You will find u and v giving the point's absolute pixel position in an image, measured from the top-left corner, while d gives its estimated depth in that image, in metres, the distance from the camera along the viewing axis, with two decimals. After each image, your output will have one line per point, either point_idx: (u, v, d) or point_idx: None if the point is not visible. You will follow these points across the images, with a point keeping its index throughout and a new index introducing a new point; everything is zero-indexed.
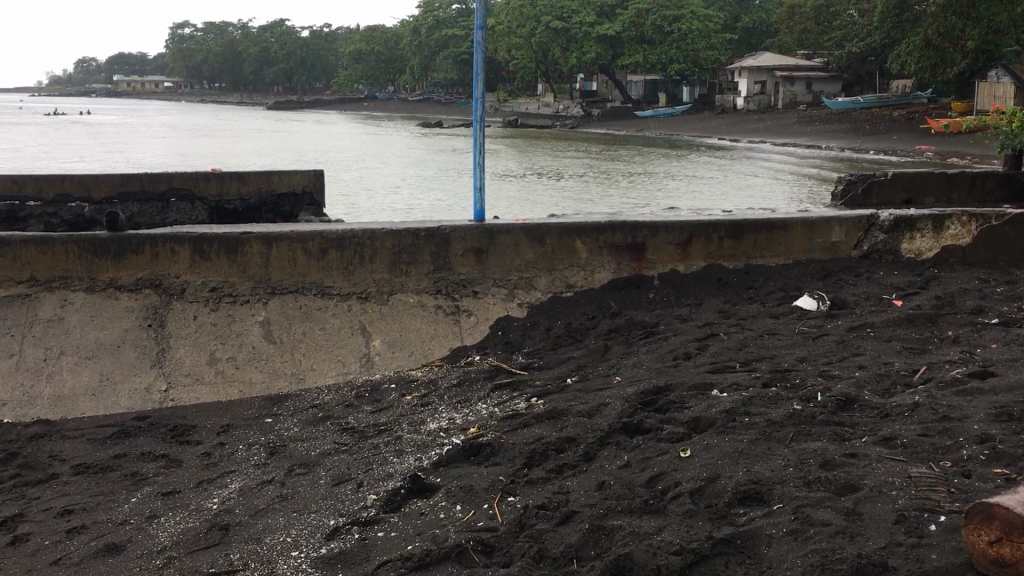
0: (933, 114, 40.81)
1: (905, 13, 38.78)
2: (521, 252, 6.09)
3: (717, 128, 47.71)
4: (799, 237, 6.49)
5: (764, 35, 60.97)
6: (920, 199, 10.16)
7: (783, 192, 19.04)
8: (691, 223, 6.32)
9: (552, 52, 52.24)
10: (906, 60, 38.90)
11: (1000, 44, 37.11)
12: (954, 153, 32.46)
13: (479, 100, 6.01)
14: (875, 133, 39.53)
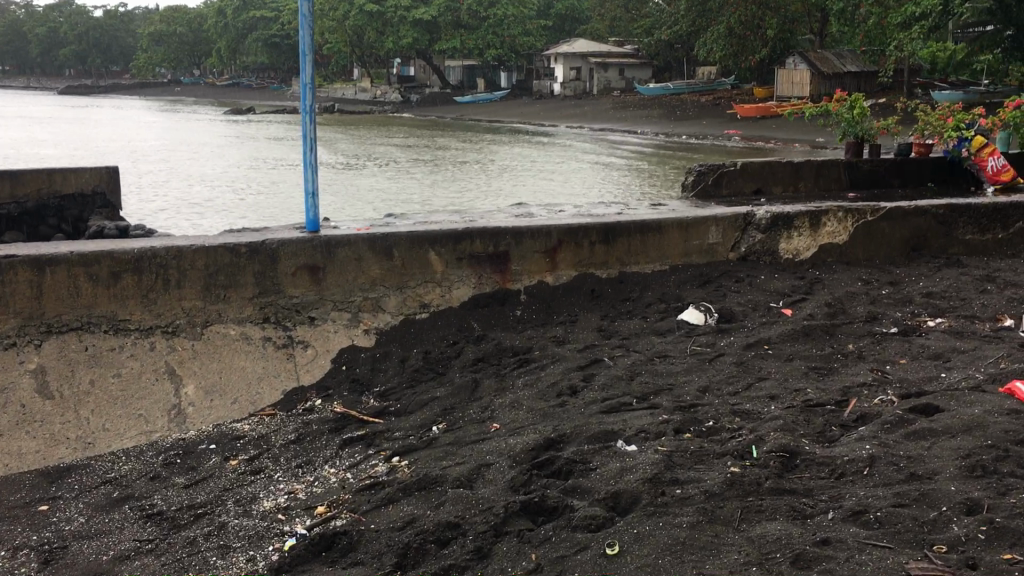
0: (738, 100, 42.31)
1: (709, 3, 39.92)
2: (364, 269, 5.15)
3: (536, 114, 47.74)
4: (674, 240, 5.85)
5: (576, 22, 61.68)
6: (768, 189, 9.83)
7: (611, 179, 18.74)
8: (558, 228, 5.56)
9: (367, 36, 50.66)
10: (711, 49, 40.10)
11: (795, 33, 38.77)
12: (761, 136, 33.59)
13: (308, 86, 4.98)
14: (687, 118, 40.54)
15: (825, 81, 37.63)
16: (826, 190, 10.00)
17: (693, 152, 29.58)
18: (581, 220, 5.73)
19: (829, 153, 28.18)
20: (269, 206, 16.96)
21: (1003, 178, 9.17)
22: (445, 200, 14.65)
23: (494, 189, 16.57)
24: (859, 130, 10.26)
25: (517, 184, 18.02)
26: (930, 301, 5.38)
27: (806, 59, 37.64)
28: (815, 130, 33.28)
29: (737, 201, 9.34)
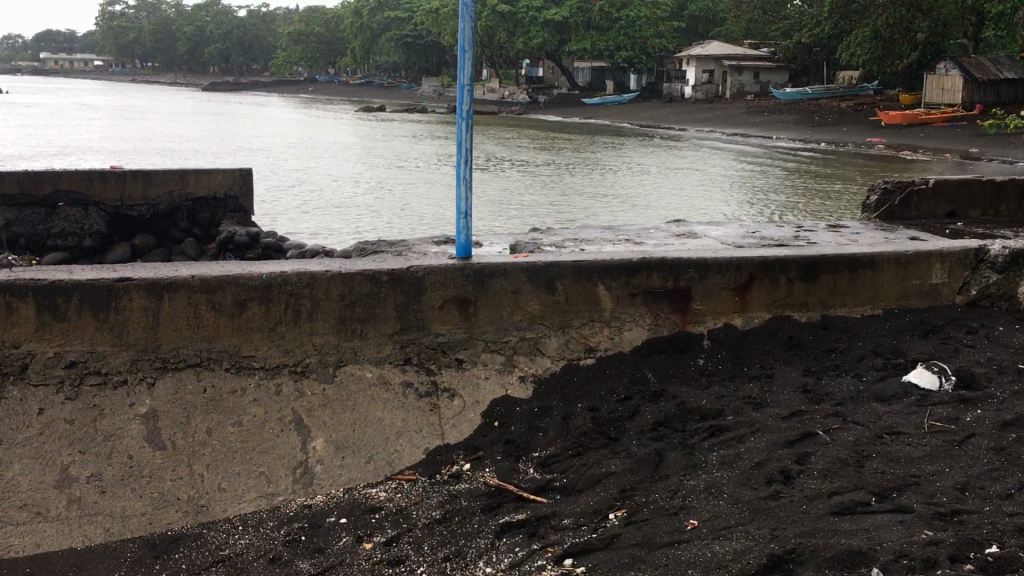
0: (882, 106, 39.94)
1: (854, 5, 37.80)
2: (522, 304, 4.37)
3: (666, 117, 46.35)
4: (889, 279, 4.85)
5: (709, 24, 59.78)
6: (964, 211, 8.59)
7: (752, 192, 17.56)
8: (751, 261, 4.65)
9: (497, 37, 50.30)
10: (854, 53, 37.96)
11: (948, 36, 36.25)
12: (908, 145, 31.43)
13: (466, 88, 4.22)
14: (827, 124, 38.47)
15: (979, 88, 35.01)
16: None
17: (833, 160, 27.92)
18: (777, 251, 4.80)
19: (983, 166, 26.08)
20: (396, 205, 16.51)
21: None
22: (577, 209, 13.86)
23: (630, 197, 15.65)
24: None
25: (653, 192, 17.01)
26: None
27: (959, 62, 34.98)
28: (968, 140, 30.91)
29: (929, 226, 8.18)
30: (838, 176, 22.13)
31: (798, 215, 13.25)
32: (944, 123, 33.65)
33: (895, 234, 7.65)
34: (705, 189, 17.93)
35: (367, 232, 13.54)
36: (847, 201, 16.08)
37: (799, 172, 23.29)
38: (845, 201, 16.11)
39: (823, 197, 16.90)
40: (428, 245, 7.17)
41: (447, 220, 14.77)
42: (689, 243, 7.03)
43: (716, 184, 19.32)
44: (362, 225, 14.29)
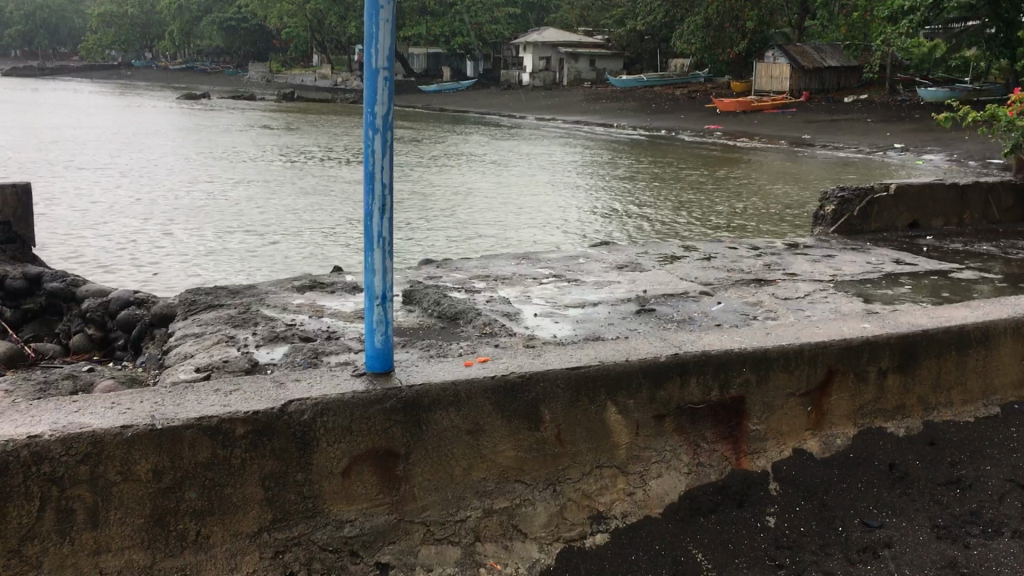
0: (715, 93, 39.68)
1: None
2: (485, 449, 2.53)
3: (505, 104, 44.71)
4: (1005, 359, 3.26)
5: (542, 11, 58.33)
6: (926, 222, 7.29)
7: (617, 184, 16.03)
8: (831, 349, 2.95)
9: (327, 21, 47.13)
10: (683, 40, 37.36)
11: (772, 24, 36.18)
12: (740, 132, 30.86)
13: (378, 74, 2.33)
14: (663, 111, 37.75)
15: (806, 76, 34.99)
16: (995, 223, 7.55)
17: (682, 149, 26.97)
18: (855, 327, 3.13)
19: (817, 153, 25.55)
20: (221, 203, 14.00)
21: None
22: (436, 211, 11.89)
23: (491, 197, 13.81)
24: None
25: (511, 188, 15.22)
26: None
27: (785, 51, 34.72)
28: (799, 125, 30.60)
29: (895, 241, 6.83)
30: (691, 165, 20.90)
31: (681, 217, 11.76)
32: (776, 110, 33.35)
33: (873, 256, 6.19)
34: (566, 183, 16.25)
35: (184, 238, 11.08)
36: (719, 196, 14.76)
37: (650, 161, 21.96)
38: (716, 195, 14.83)
39: (693, 190, 15.54)
40: (287, 294, 5.16)
41: (283, 219, 12.46)
42: (639, 281, 5.33)
43: (575, 176, 17.67)
44: (177, 227, 11.80)
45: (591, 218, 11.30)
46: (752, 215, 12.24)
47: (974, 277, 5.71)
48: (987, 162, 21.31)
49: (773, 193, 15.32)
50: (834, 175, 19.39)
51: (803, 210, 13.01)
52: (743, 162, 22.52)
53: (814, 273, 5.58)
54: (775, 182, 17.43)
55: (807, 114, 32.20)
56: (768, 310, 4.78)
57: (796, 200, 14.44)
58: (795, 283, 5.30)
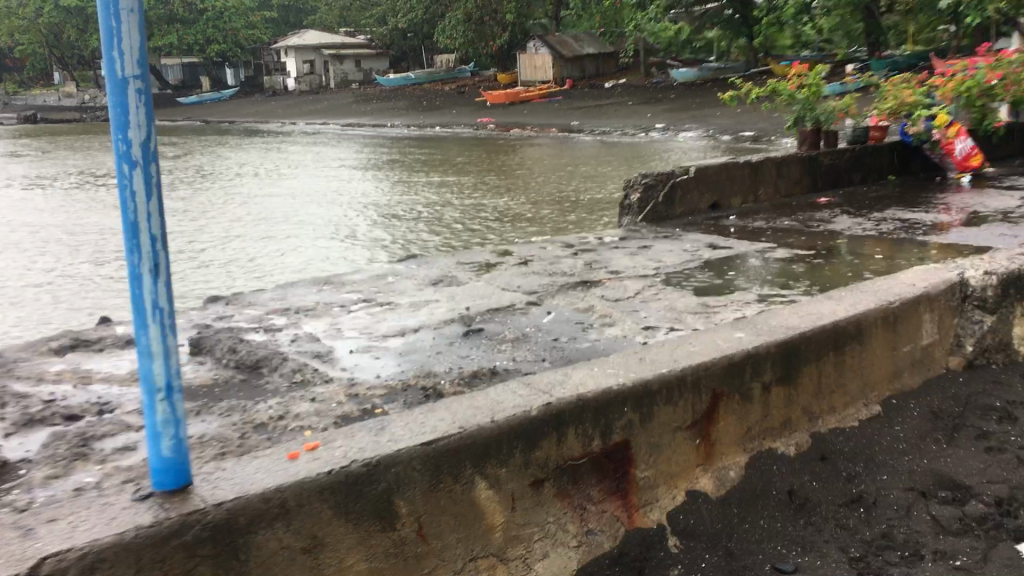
0: (483, 87, 39.74)
1: None
2: (330, 568, 1.93)
3: (272, 112, 42.79)
4: (880, 352, 3.00)
5: (299, 13, 56.38)
6: (727, 201, 7.25)
7: (401, 185, 15.42)
8: (713, 370, 2.56)
9: (63, 35, 43.21)
10: (447, 36, 37.08)
11: (532, 15, 36.61)
12: (513, 123, 30.95)
13: (128, 86, 1.69)
14: (435, 107, 37.38)
15: (567, 65, 35.77)
16: (788, 196, 7.62)
17: (458, 143, 26.76)
18: (731, 338, 2.77)
19: (589, 137, 25.96)
20: None
21: (972, 163, 8.28)
22: (210, 233, 10.85)
23: (269, 211, 12.84)
24: (819, 115, 7.81)
25: (290, 199, 14.27)
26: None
27: (545, 41, 35.21)
28: (567, 112, 31.16)
29: (703, 225, 6.71)
30: (472, 159, 20.58)
31: (470, 212, 11.40)
32: (543, 99, 33.86)
33: (688, 243, 6.01)
34: (346, 187, 15.49)
35: None
36: (503, 187, 14.53)
37: (427, 158, 21.51)
38: (500, 187, 14.61)
39: (479, 184, 15.19)
40: (39, 360, 4.23)
41: (31, 256, 10.96)
42: (459, 298, 4.82)
43: (354, 179, 16.92)
44: None
45: (382, 224, 10.67)
46: (540, 204, 12.08)
47: (788, 254, 5.63)
48: (743, 134, 22.46)
49: (554, 180, 15.30)
50: (612, 158, 19.69)
51: (588, 195, 13.03)
52: (519, 151, 22.54)
53: (638, 268, 5.31)
54: (553, 169, 17.49)
55: (573, 101, 32.91)
56: (603, 317, 4.43)
57: (580, 185, 14.46)
58: (623, 282, 4.99)
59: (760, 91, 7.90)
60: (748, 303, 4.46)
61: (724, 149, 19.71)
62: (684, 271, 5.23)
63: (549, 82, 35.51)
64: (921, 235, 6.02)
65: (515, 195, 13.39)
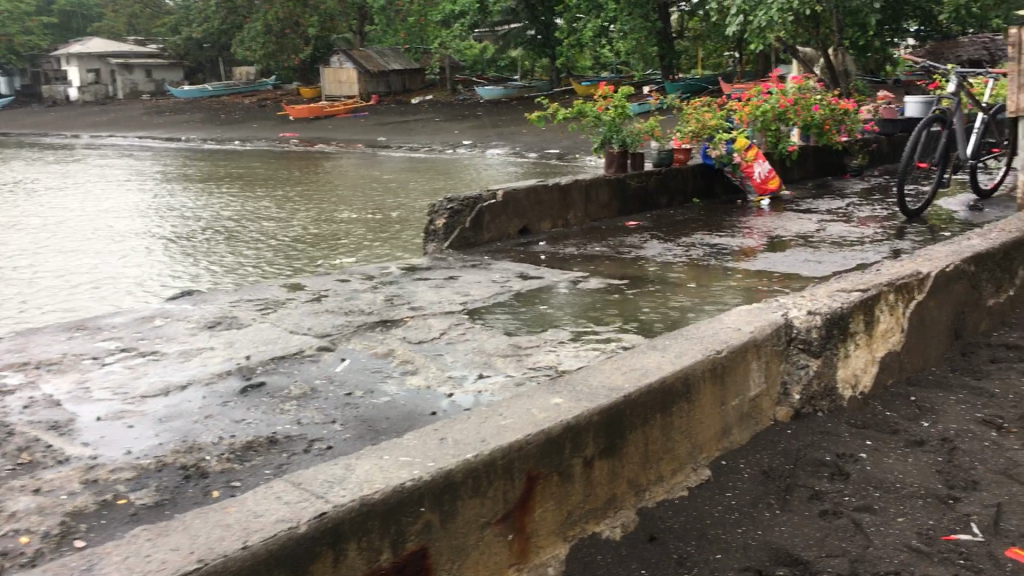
0: (285, 101, 38.28)
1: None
2: None
3: (51, 123, 39.44)
4: (708, 408, 2.70)
5: (83, 19, 52.51)
6: (536, 226, 6.98)
7: (193, 202, 14.31)
8: (525, 449, 2.15)
9: None
10: (246, 47, 35.45)
11: (335, 28, 35.62)
12: (316, 138, 29.84)
13: None
14: (234, 121, 35.58)
15: (372, 80, 34.95)
16: (597, 219, 7.45)
17: (258, 157, 25.39)
18: (546, 404, 2.37)
19: (396, 153, 25.36)
20: None
21: (771, 186, 8.43)
22: None
23: (37, 231, 11.48)
24: (625, 138, 7.72)
25: (64, 217, 12.88)
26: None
27: (350, 55, 34.25)
28: (373, 127, 30.41)
29: (512, 251, 6.39)
30: (273, 175, 19.55)
31: (268, 232, 10.58)
32: (347, 114, 32.84)
33: (496, 272, 5.64)
34: (131, 204, 14.21)
35: None
36: (304, 205, 13.70)
37: (222, 173, 20.18)
38: (302, 205, 13.77)
39: (279, 201, 14.32)
40: None
41: None
42: (239, 344, 4.22)
43: (140, 196, 15.57)
44: None
45: (167, 246, 9.70)
46: (344, 222, 11.41)
47: (600, 283, 5.36)
48: (548, 152, 22.60)
49: (360, 197, 14.63)
50: (420, 174, 19.24)
51: (395, 212, 12.46)
52: (323, 167, 21.62)
53: (442, 303, 4.89)
54: (359, 185, 16.80)
55: (378, 117, 32.11)
56: (404, 364, 3.97)
57: (386, 202, 13.86)
58: (426, 320, 4.55)
59: (567, 112, 7.70)
60: (559, 345, 4.13)
61: (530, 167, 19.68)
62: (493, 305, 4.86)
63: (354, 97, 34.55)
64: (728, 261, 5.93)
65: (317, 213, 12.66)
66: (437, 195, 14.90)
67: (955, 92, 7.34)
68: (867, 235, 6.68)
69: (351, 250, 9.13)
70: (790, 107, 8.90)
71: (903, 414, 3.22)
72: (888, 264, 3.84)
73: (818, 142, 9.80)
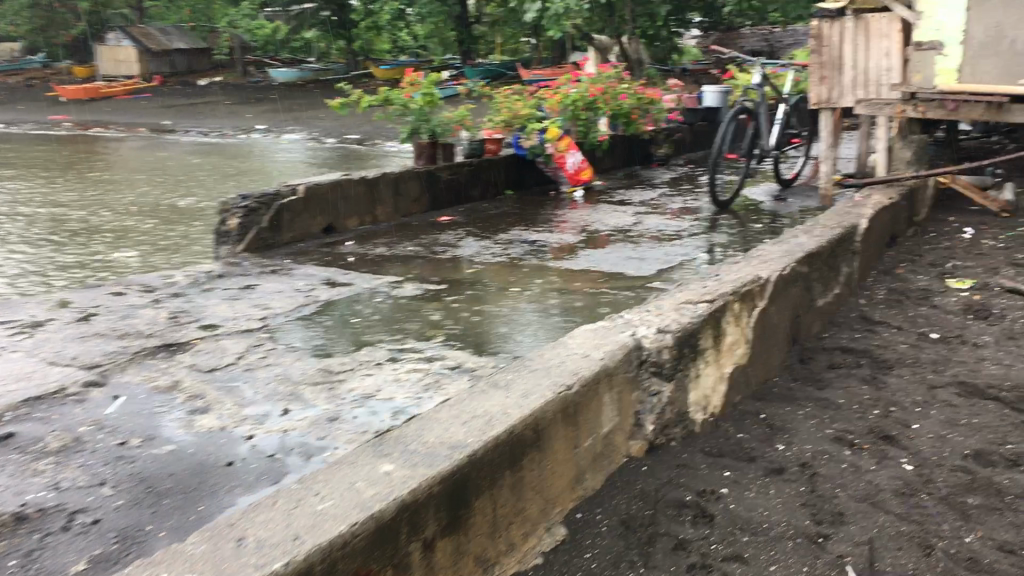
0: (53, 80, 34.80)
1: None
2: None
3: None
4: (560, 455, 2.33)
5: None
6: (341, 224, 6.44)
7: None
8: (353, 542, 1.68)
9: None
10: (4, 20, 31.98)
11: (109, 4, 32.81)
12: (90, 117, 27.19)
13: None
14: None
15: (155, 60, 32.22)
16: (408, 216, 6.99)
17: (23, 141, 22.74)
18: (375, 472, 1.91)
19: (182, 136, 23.55)
20: None
21: (583, 177, 8.27)
22: None
23: None
24: (435, 128, 7.29)
25: None
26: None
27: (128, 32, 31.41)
28: (154, 108, 28.09)
29: (316, 253, 5.85)
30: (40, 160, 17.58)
31: (37, 224, 9.30)
32: (127, 95, 30.04)
33: (299, 280, 5.07)
34: None
35: None
36: (81, 194, 12.27)
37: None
38: (78, 193, 12.36)
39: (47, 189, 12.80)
40: None
41: None
42: None
43: None
44: None
45: None
46: (127, 212, 10.27)
47: (416, 289, 4.91)
48: (347, 137, 21.72)
49: (145, 185, 13.31)
50: (211, 159, 17.93)
51: (187, 202, 11.39)
52: (100, 151, 19.76)
53: (238, 319, 4.28)
54: (144, 172, 15.35)
55: (162, 98, 29.59)
56: (191, 400, 3.37)
57: (175, 191, 12.70)
58: (218, 342, 3.95)
59: (372, 99, 7.17)
60: (375, 368, 3.65)
61: (331, 153, 18.80)
62: (299, 320, 4.31)
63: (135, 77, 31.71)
64: (548, 259, 5.64)
65: (93, 202, 11.37)
66: (231, 183, 13.83)
67: (761, 83, 7.55)
68: (682, 228, 6.60)
69: (133, 241, 8.15)
70: (600, 96, 8.82)
71: (756, 436, 2.97)
72: (725, 270, 3.62)
73: (625, 132, 9.78)
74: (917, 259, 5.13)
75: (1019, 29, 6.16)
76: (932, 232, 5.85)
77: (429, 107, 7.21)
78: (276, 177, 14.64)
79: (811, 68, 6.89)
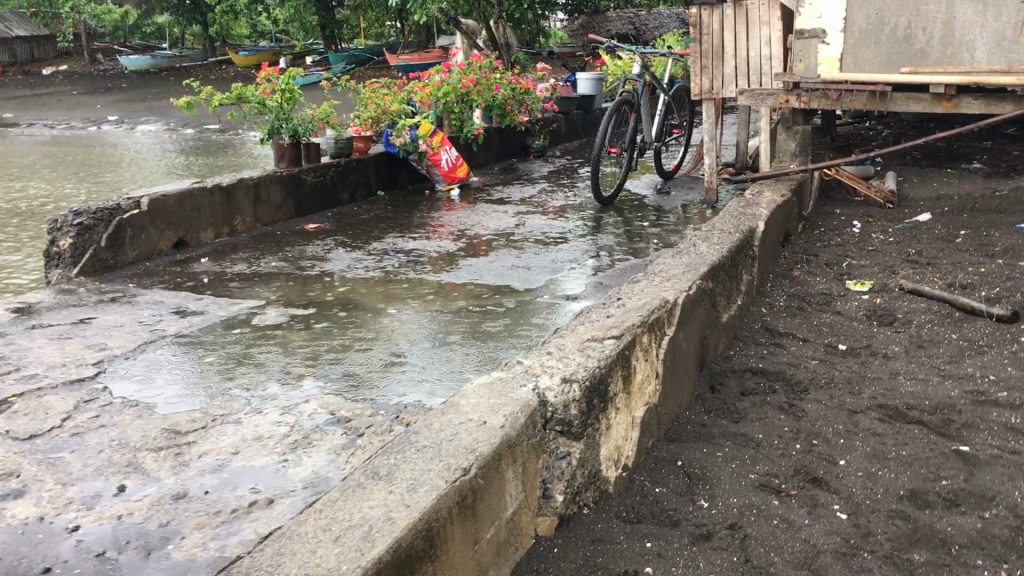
0: None
1: None
2: None
3: None
4: (458, 556, 1.90)
5: None
6: (194, 237, 5.82)
7: None
8: None
9: None
10: None
11: None
12: None
13: None
14: None
15: None
16: (269, 224, 6.42)
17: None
18: None
19: (24, 130, 21.77)
20: None
21: (459, 174, 7.86)
22: None
23: None
24: (296, 126, 6.70)
25: None
26: (1006, 522, 2.49)
27: None
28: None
29: (165, 274, 5.24)
30: None
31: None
32: None
33: (146, 310, 4.45)
34: None
35: None
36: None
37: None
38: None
39: None
40: None
41: None
42: None
43: None
44: None
45: None
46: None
47: (281, 315, 4.38)
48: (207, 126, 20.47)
49: None
50: (58, 154, 16.58)
51: (33, 210, 10.32)
52: None
53: (70, 366, 3.67)
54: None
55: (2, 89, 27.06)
56: (4, 479, 2.79)
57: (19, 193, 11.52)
58: (42, 399, 3.33)
59: (225, 97, 6.51)
60: (233, 422, 3.13)
61: (192, 144, 17.66)
62: (144, 363, 3.73)
63: None
64: (428, 271, 5.20)
65: None
66: (82, 182, 12.73)
67: (639, 73, 7.33)
68: (567, 230, 6.28)
69: None
70: (472, 88, 8.42)
71: (674, 489, 2.63)
72: (626, 292, 3.27)
73: (501, 123, 9.40)
74: (811, 259, 4.94)
75: (899, 15, 6.08)
76: (820, 227, 5.71)
77: (288, 104, 6.60)
78: (134, 175, 13.57)
79: (692, 56, 6.72)
